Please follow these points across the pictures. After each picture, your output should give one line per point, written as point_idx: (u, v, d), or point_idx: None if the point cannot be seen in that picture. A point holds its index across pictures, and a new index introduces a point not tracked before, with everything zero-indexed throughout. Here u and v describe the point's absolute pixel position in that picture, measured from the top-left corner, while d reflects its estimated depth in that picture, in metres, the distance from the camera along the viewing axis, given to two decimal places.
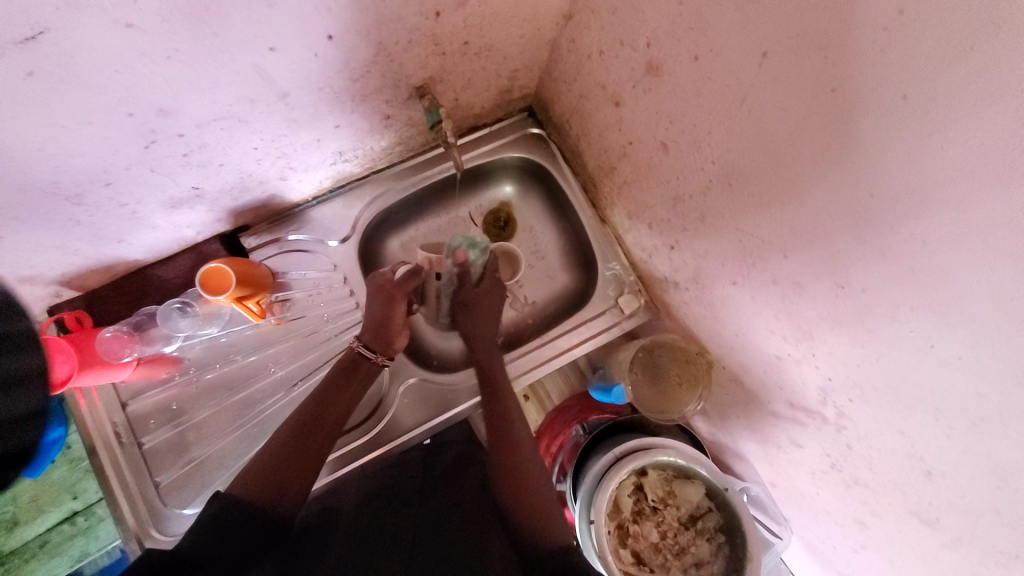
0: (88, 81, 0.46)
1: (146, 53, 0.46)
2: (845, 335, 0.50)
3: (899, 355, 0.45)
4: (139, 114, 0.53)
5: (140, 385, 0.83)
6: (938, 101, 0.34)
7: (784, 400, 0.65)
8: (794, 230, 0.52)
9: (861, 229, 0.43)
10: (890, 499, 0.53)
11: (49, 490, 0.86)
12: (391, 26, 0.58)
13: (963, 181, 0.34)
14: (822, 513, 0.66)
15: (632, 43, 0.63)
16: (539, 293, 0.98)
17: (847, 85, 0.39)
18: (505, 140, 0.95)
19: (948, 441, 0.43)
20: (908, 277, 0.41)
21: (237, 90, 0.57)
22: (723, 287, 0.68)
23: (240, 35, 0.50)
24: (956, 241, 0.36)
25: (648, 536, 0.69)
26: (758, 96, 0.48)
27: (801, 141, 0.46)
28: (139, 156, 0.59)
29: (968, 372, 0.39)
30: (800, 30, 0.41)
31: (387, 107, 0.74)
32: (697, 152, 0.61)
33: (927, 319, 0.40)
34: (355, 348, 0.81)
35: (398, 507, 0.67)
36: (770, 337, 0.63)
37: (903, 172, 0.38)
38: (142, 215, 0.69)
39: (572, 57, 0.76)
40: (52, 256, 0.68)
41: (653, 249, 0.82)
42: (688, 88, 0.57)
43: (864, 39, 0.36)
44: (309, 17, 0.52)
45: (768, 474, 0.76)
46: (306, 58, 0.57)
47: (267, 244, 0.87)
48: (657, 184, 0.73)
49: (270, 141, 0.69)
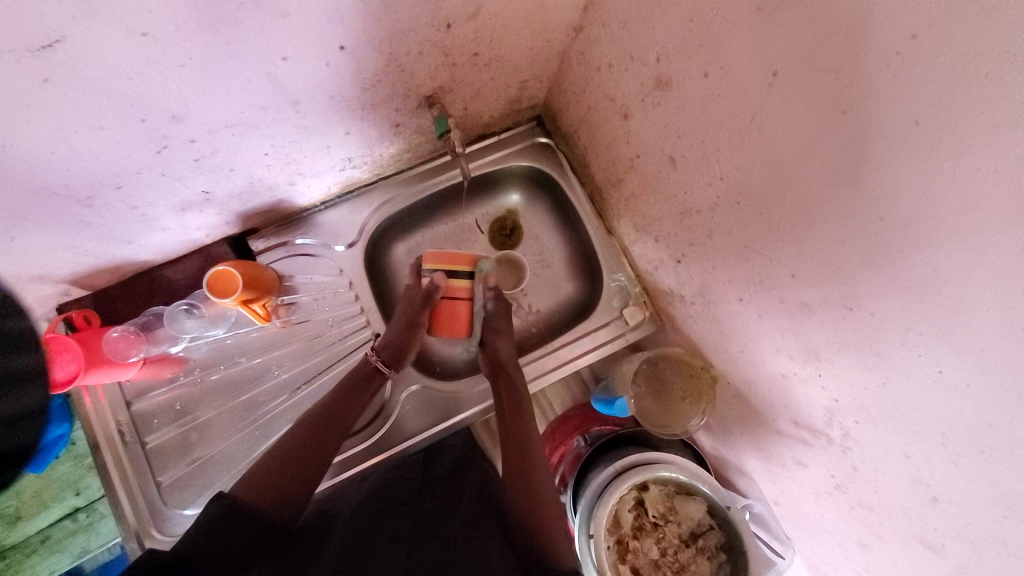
0: (102, 87, 0.47)
1: (159, 61, 0.47)
2: (852, 357, 0.50)
3: (907, 379, 0.44)
4: (152, 120, 0.53)
5: (146, 385, 0.84)
6: (951, 129, 0.33)
7: (789, 419, 0.64)
8: (802, 249, 0.51)
9: (870, 253, 0.43)
10: (895, 524, 0.52)
11: (52, 485, 0.87)
12: (402, 37, 0.59)
13: (975, 209, 0.33)
14: (825, 533, 0.65)
15: (643, 57, 0.62)
16: (543, 302, 0.98)
17: (859, 108, 0.39)
18: (513, 149, 0.95)
19: (955, 469, 0.42)
20: (918, 302, 0.40)
21: (248, 97, 0.57)
22: (730, 303, 0.68)
23: (252, 44, 0.50)
24: (968, 269, 0.35)
25: (648, 552, 0.68)
26: (769, 115, 0.48)
27: (810, 161, 0.46)
28: (151, 160, 0.59)
29: (978, 401, 0.38)
30: (812, 51, 0.41)
31: (397, 115, 0.75)
32: (706, 167, 0.61)
33: (937, 345, 0.40)
34: (372, 362, 0.83)
35: (399, 512, 0.66)
36: (776, 354, 0.62)
37: (915, 197, 0.37)
38: (152, 217, 0.70)
39: (581, 69, 0.76)
40: (64, 256, 0.69)
41: (659, 262, 0.82)
42: (697, 104, 0.57)
43: (879, 61, 0.36)
44: (322, 28, 0.52)
45: (771, 492, 0.75)
46: (317, 67, 0.57)
47: (275, 248, 0.88)
48: (664, 198, 0.73)
49: (280, 147, 0.69)
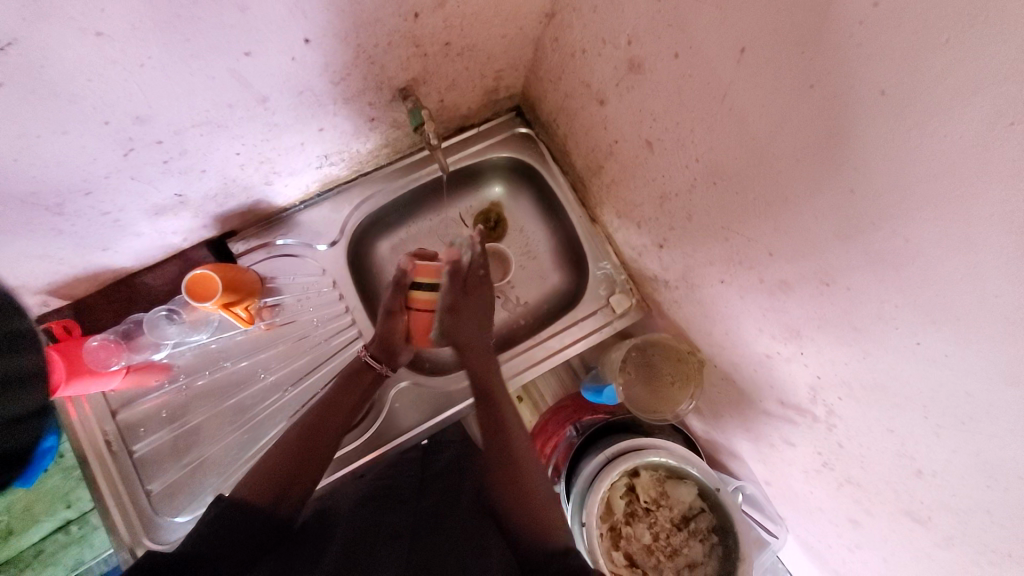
0: (60, 90, 0.46)
1: (117, 61, 0.46)
2: (833, 335, 0.49)
3: (886, 352, 0.44)
4: (116, 123, 0.53)
5: (131, 393, 0.83)
6: (917, 96, 0.33)
7: (775, 399, 0.64)
8: (778, 227, 0.51)
9: (846, 229, 0.43)
10: (882, 498, 0.52)
11: (42, 499, 0.86)
12: (369, 29, 0.58)
13: (943, 176, 0.33)
14: (816, 511, 0.65)
15: (614, 41, 0.62)
16: (530, 294, 0.97)
17: (827, 80, 0.39)
18: (493, 140, 0.94)
19: (937, 440, 0.42)
20: (893, 275, 0.40)
21: (214, 96, 0.56)
22: (713, 285, 0.68)
23: (213, 41, 0.49)
24: (939, 238, 0.35)
25: (641, 538, 0.68)
26: (739, 93, 0.48)
27: (782, 138, 0.45)
28: (118, 164, 0.58)
29: (955, 371, 0.38)
30: (778, 25, 0.40)
31: (371, 109, 0.74)
32: (681, 150, 0.61)
33: (913, 317, 0.40)
34: (361, 357, 0.82)
35: (394, 506, 0.66)
36: (759, 335, 0.62)
37: (886, 165, 0.37)
38: (126, 222, 0.69)
39: (556, 56, 0.76)
40: (37, 265, 0.67)
41: (642, 248, 0.82)
42: (669, 85, 0.57)
43: (844, 31, 0.36)
44: (286, 20, 0.51)
45: (762, 473, 0.75)
46: (283, 61, 0.56)
47: (256, 249, 0.87)
48: (643, 183, 0.72)
49: (252, 147, 0.68)
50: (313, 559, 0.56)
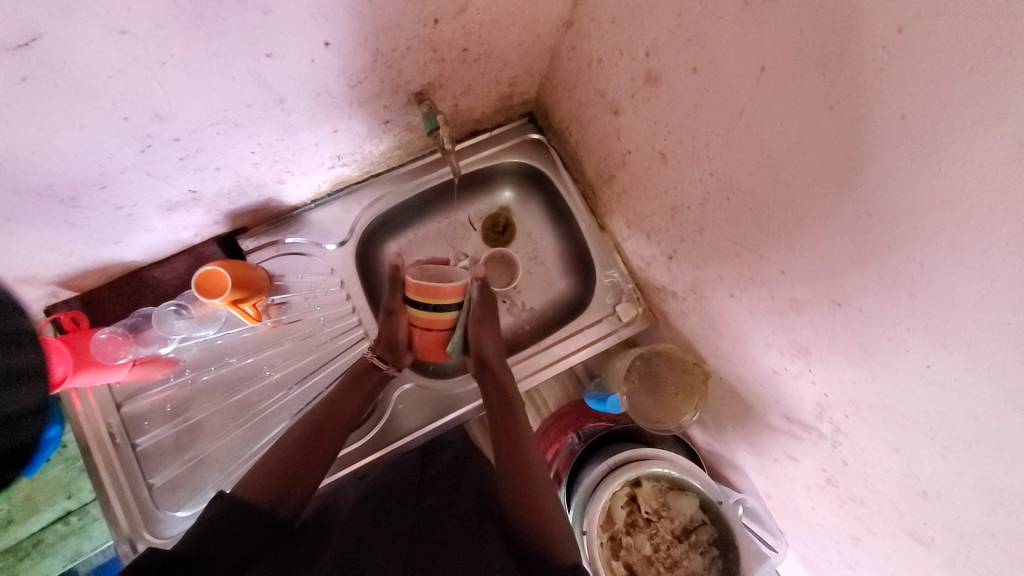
0: (81, 86, 0.46)
1: (139, 59, 0.46)
2: (842, 354, 0.50)
3: (894, 373, 0.44)
4: (134, 119, 0.53)
5: (136, 386, 0.83)
6: (938, 123, 0.33)
7: (780, 414, 0.64)
8: (791, 245, 0.51)
9: (860, 251, 0.43)
10: (885, 517, 0.52)
11: (44, 488, 0.86)
12: (388, 33, 0.58)
13: (961, 203, 0.33)
14: (817, 527, 0.65)
15: (632, 53, 0.62)
16: (536, 299, 0.97)
17: (847, 101, 0.39)
18: (505, 145, 0.95)
19: (944, 463, 0.42)
20: (905, 297, 0.40)
21: (232, 96, 0.57)
22: (721, 299, 0.68)
23: (233, 42, 0.49)
24: (955, 264, 0.35)
25: (641, 548, 0.68)
26: (756, 110, 0.48)
27: (799, 157, 0.45)
28: (135, 159, 0.58)
29: (964, 396, 0.38)
30: (799, 45, 0.41)
31: (386, 112, 0.74)
32: (695, 163, 0.61)
33: (924, 340, 0.40)
34: (368, 358, 0.83)
35: (396, 507, 0.66)
36: (766, 350, 0.62)
37: (904, 189, 0.37)
38: (138, 217, 0.69)
39: (572, 64, 0.76)
40: (50, 256, 0.68)
41: (651, 258, 0.82)
42: (686, 99, 0.57)
43: (866, 54, 0.36)
44: (307, 24, 0.52)
45: (763, 487, 0.75)
46: (302, 63, 0.57)
47: (265, 246, 0.87)
48: (655, 194, 0.72)
49: (267, 146, 0.68)
50: (314, 559, 0.56)
